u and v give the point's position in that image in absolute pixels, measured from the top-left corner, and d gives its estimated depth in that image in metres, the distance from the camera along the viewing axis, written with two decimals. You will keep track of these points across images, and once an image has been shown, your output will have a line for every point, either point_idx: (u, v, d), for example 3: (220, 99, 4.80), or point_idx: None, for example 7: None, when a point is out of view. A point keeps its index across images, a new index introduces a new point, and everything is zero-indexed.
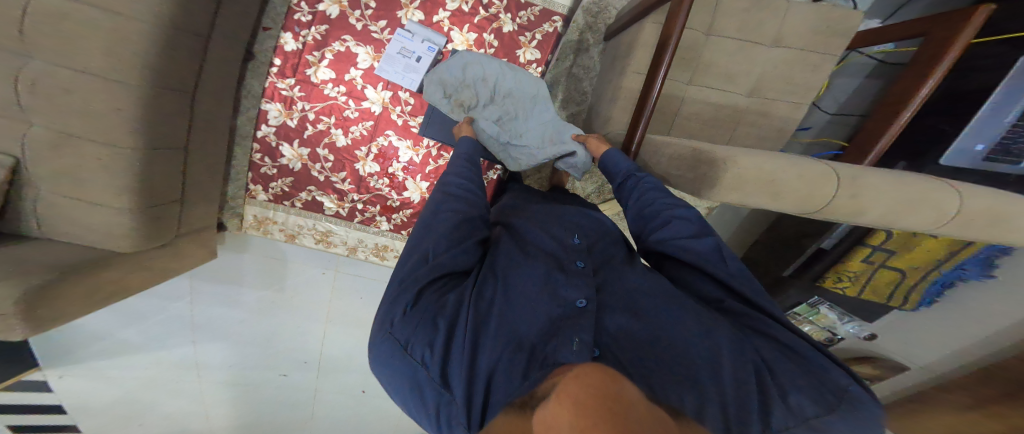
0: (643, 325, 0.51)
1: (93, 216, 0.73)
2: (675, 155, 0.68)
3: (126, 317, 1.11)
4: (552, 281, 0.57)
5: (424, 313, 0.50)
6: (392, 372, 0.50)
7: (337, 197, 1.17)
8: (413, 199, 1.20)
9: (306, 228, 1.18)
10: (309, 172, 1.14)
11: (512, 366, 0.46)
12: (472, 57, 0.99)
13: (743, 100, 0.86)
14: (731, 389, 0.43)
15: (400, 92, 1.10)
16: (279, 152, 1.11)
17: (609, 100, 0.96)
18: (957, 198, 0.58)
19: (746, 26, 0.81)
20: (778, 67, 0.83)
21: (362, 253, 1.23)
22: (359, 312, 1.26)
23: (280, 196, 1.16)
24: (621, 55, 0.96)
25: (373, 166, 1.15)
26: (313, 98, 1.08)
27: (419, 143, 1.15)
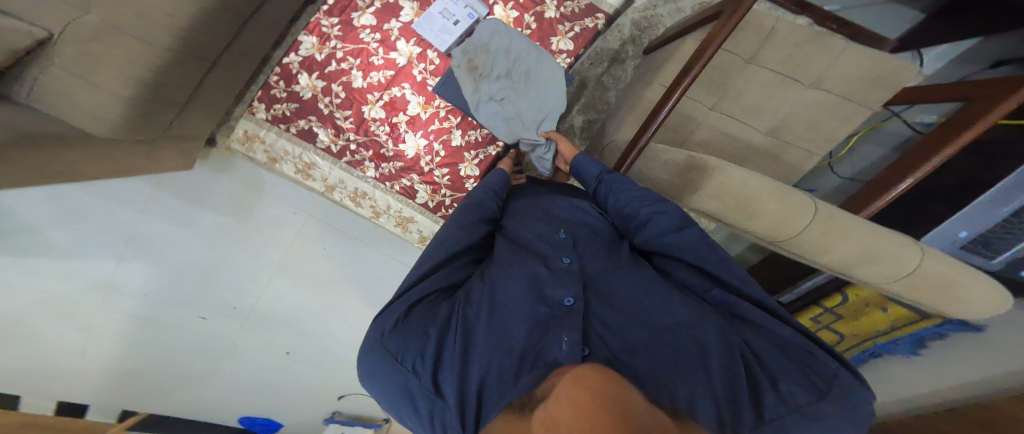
0: (632, 326, 0.56)
1: (85, 95, 0.83)
2: (671, 162, 0.71)
3: (72, 213, 1.14)
4: (539, 282, 0.63)
5: (415, 325, 0.58)
6: (386, 386, 0.57)
7: (333, 133, 0.99)
8: (409, 154, 0.98)
9: (290, 155, 1.02)
10: (316, 104, 0.98)
11: (502, 370, 0.51)
12: (498, 28, 0.87)
13: (760, 137, 0.86)
14: (722, 384, 0.47)
15: (429, 50, 0.93)
16: (296, 80, 0.98)
17: (625, 112, 0.94)
18: (918, 254, 0.57)
19: (791, 61, 0.83)
20: (807, 110, 0.84)
21: (338, 195, 1.04)
22: (314, 265, 1.39)
23: (280, 119, 1.00)
24: (654, 67, 0.94)
25: (380, 113, 0.97)
26: (347, 39, 0.95)
27: (431, 101, 0.95)
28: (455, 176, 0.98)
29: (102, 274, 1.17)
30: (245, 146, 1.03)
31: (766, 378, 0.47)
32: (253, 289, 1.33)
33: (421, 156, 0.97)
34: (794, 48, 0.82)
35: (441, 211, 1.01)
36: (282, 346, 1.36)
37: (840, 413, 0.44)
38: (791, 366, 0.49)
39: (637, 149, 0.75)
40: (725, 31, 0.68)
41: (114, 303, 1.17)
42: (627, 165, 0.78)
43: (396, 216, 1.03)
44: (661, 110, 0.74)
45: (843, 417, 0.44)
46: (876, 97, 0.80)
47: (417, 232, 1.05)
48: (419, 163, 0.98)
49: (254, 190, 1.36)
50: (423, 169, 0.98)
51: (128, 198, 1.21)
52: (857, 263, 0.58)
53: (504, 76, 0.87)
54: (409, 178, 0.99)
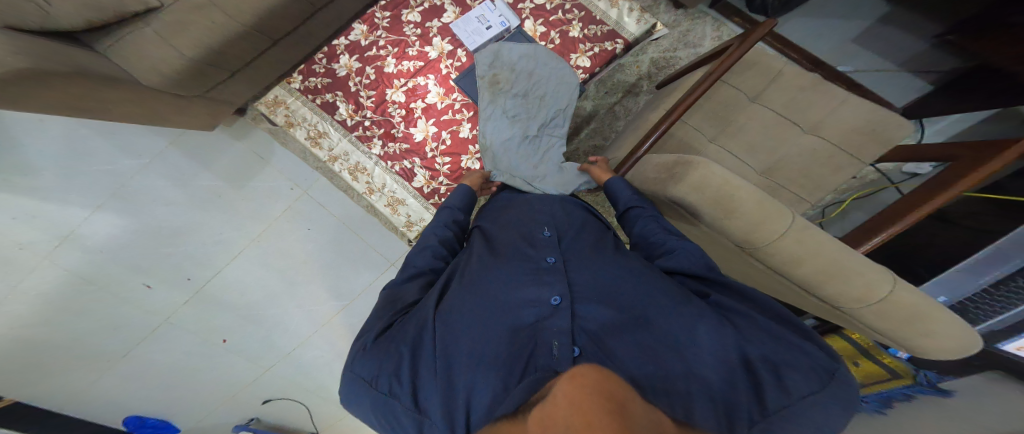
0: (623, 329, 0.56)
1: (157, 49, 1.03)
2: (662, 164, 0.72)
3: (73, 153, 1.17)
4: (521, 282, 0.63)
5: (388, 345, 0.57)
6: (367, 411, 0.56)
7: (352, 109, 1.05)
8: (416, 138, 1.02)
9: (307, 122, 1.08)
10: (348, 81, 1.05)
11: (487, 378, 0.51)
12: (526, 49, 0.93)
13: (753, 176, 0.88)
14: (719, 388, 0.49)
15: (459, 49, 1.01)
16: (336, 58, 1.06)
17: (629, 133, 0.97)
18: (890, 281, 0.54)
19: (794, 105, 0.86)
20: (803, 155, 0.85)
21: (339, 166, 1.08)
22: (291, 244, 1.40)
23: (310, 90, 1.07)
24: (660, 96, 0.98)
25: (400, 98, 1.03)
26: (392, 31, 1.04)
27: (449, 93, 1.01)
28: (455, 166, 1.01)
29: (70, 221, 1.15)
30: (270, 109, 1.09)
31: (766, 371, 0.50)
32: (225, 260, 1.33)
33: (427, 142, 1.02)
34: (797, 96, 0.86)
35: (434, 198, 1.03)
36: (221, 334, 1.34)
37: (837, 400, 0.47)
38: (796, 362, 0.50)
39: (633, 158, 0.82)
40: (721, 69, 0.77)
41: (65, 256, 1.12)
42: (624, 170, 0.84)
43: (387, 196, 1.06)
44: (662, 123, 0.80)
45: (841, 408, 0.47)
46: (875, 150, 0.81)
47: (405, 216, 1.07)
48: (424, 148, 1.02)
49: (260, 162, 1.42)
50: (427, 154, 1.02)
51: (134, 150, 1.27)
52: (828, 279, 0.56)
53: (520, 96, 0.92)
54: (411, 161, 1.03)
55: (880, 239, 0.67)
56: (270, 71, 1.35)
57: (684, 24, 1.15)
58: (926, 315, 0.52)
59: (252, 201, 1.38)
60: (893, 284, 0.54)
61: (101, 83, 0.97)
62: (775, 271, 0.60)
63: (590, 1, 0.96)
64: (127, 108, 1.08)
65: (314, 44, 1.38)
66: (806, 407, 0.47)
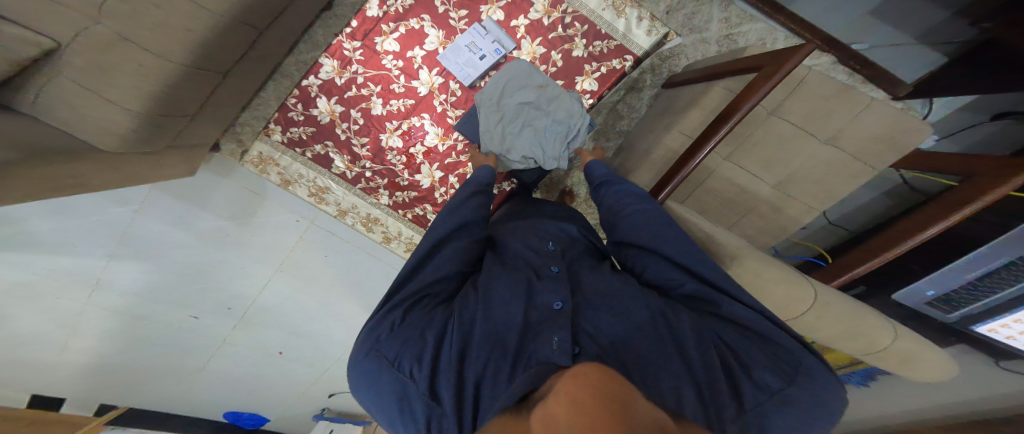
0: (621, 323, 0.57)
1: (90, 106, 0.82)
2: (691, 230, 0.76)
3: (60, 208, 1.09)
4: (531, 286, 0.64)
5: (409, 329, 0.57)
6: (379, 392, 0.55)
7: (349, 160, 0.98)
8: (424, 185, 0.99)
9: (303, 178, 0.99)
10: (334, 128, 0.96)
11: (499, 373, 0.51)
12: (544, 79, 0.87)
13: (766, 190, 0.90)
14: (703, 375, 0.50)
15: (452, 82, 0.92)
16: (313, 103, 0.94)
17: (642, 153, 0.94)
18: (891, 335, 0.68)
19: (811, 116, 0.84)
20: (817, 166, 0.86)
21: (350, 219, 1.03)
22: (316, 269, 1.40)
23: (295, 142, 0.97)
24: (674, 109, 0.93)
25: (397, 142, 0.97)
26: (370, 65, 0.92)
27: (449, 133, 0.96)
28: None
29: (90, 272, 1.15)
30: (258, 167, 0.98)
31: (742, 369, 0.51)
32: (252, 294, 1.35)
33: (435, 187, 1.00)
34: (815, 106, 0.83)
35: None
36: (276, 345, 1.42)
37: (804, 396, 0.49)
38: (766, 361, 0.52)
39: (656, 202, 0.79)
40: (755, 98, 0.71)
41: (103, 299, 1.17)
42: (664, 195, 0.80)
43: (407, 243, 1.05)
44: (686, 164, 0.77)
45: (812, 398, 0.49)
46: (887, 157, 0.82)
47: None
48: (433, 194, 1.00)
49: (255, 197, 1.31)
50: (437, 200, 1.00)
51: (122, 197, 1.16)
52: (841, 339, 0.69)
53: (532, 126, 0.87)
54: (423, 207, 1.02)
55: (873, 266, 0.76)
56: (235, 99, 1.16)
57: (688, 7, 1.06)
58: (916, 357, 0.68)
59: (257, 240, 1.33)
60: (892, 336, 0.68)
61: (64, 156, 0.84)
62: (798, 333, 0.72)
63: (593, 11, 0.86)
64: (105, 175, 0.95)
65: (274, 62, 1.18)
66: (778, 403, 0.48)
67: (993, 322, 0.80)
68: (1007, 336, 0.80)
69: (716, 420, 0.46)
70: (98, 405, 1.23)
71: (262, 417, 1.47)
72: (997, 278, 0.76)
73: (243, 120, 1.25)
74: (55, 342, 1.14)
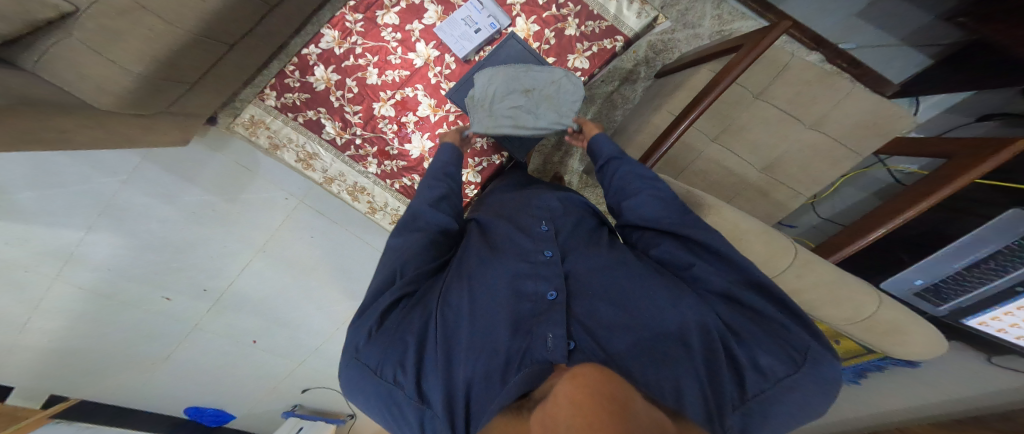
0: (620, 313, 0.56)
1: (92, 65, 0.83)
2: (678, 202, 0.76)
3: (44, 176, 1.08)
4: (519, 276, 0.62)
5: (392, 335, 0.58)
6: (368, 399, 0.57)
7: (340, 127, 1.00)
8: (413, 154, 1.00)
9: (293, 143, 1.02)
10: (328, 95, 0.98)
11: (489, 374, 0.51)
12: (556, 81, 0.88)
13: (753, 174, 0.90)
14: (706, 364, 0.50)
15: (448, 55, 0.95)
16: (310, 71, 0.97)
17: (631, 134, 0.95)
18: (875, 301, 0.66)
19: (796, 101, 0.85)
20: (804, 151, 0.87)
21: (337, 188, 1.05)
22: (301, 251, 1.39)
23: (289, 107, 1.00)
24: (663, 93, 0.95)
25: (389, 111, 0.98)
26: (369, 36, 0.95)
27: (441, 104, 0.97)
28: None
29: (67, 243, 1.13)
30: (249, 131, 1.01)
31: (746, 356, 0.51)
32: (234, 271, 1.33)
33: (425, 157, 1.00)
34: (801, 91, 0.84)
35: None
36: (250, 334, 1.39)
37: (809, 381, 0.50)
38: (769, 346, 0.52)
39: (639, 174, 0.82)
40: (738, 70, 0.73)
41: (76, 274, 1.14)
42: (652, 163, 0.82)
43: (392, 215, 1.05)
44: (668, 137, 0.79)
45: (813, 383, 0.50)
46: (873, 143, 0.83)
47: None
48: (422, 164, 1.01)
49: (246, 172, 1.32)
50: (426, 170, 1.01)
51: (108, 167, 1.16)
52: (824, 305, 0.67)
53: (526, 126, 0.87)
54: (410, 178, 1.02)
55: (863, 243, 0.73)
56: (235, 75, 1.18)
57: (683, 2, 1.10)
58: (902, 328, 0.66)
59: (244, 217, 1.32)
60: (877, 304, 0.66)
61: (50, 109, 0.82)
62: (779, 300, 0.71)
63: None
64: (89, 132, 0.94)
65: (277, 40, 1.19)
66: (783, 390, 0.49)
67: (983, 315, 0.79)
68: (996, 329, 0.79)
69: (719, 408, 0.48)
70: (49, 396, 1.14)
71: (226, 415, 1.42)
72: (985, 269, 0.75)
73: (242, 96, 1.29)
74: (14, 324, 1.08)
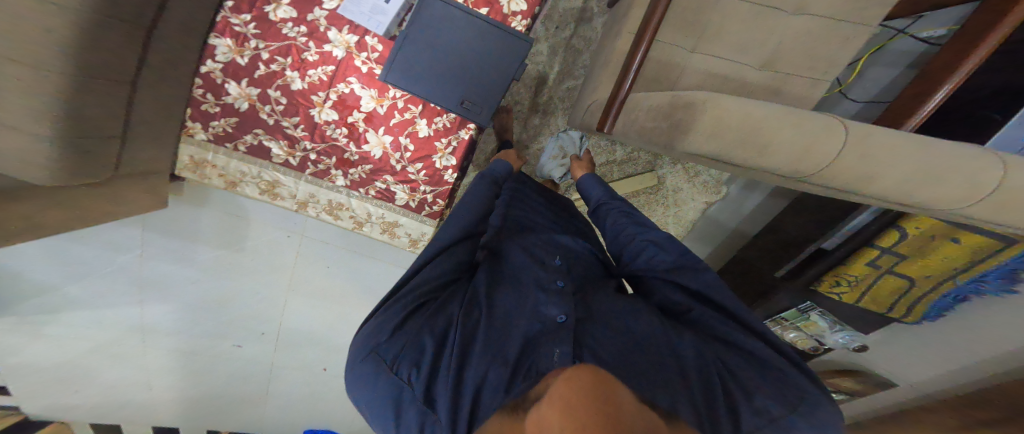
0: (619, 337, 0.50)
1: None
2: (681, 103, 0.62)
3: (70, 265, 1.01)
4: (532, 299, 0.55)
5: (412, 332, 0.51)
6: (372, 395, 0.50)
7: (287, 144, 0.88)
8: (375, 154, 0.89)
9: (249, 175, 0.93)
10: (256, 113, 0.86)
11: (499, 380, 0.45)
12: (499, 40, 0.80)
13: (753, 73, 0.76)
14: (695, 378, 0.46)
15: (367, 37, 0.82)
16: (223, 91, 0.84)
17: (601, 70, 0.85)
18: (1000, 168, 0.53)
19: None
20: (801, 35, 0.73)
21: (313, 210, 0.97)
22: (323, 281, 1.19)
23: (224, 136, 0.89)
24: (619, 17, 0.84)
25: (330, 114, 0.86)
26: (269, 37, 0.81)
27: (384, 93, 0.85)
28: (430, 170, 0.90)
29: (133, 315, 1.11)
30: (199, 172, 0.92)
31: (741, 391, 0.46)
32: (275, 318, 1.20)
33: (388, 154, 0.89)
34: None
35: (426, 209, 0.95)
36: (319, 363, 1.27)
37: (801, 425, 0.44)
38: (768, 388, 0.46)
39: (618, 101, 0.73)
40: None
41: (155, 339, 1.14)
42: (608, 126, 0.75)
43: (380, 223, 0.97)
44: (639, 49, 0.70)
45: (810, 426, 0.44)
46: (877, 8, 0.69)
47: (405, 236, 0.99)
48: (389, 162, 0.90)
49: (239, 220, 1.10)
50: (395, 167, 0.90)
51: (124, 243, 1.04)
52: (903, 189, 0.56)
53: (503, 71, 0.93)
54: (383, 180, 0.92)
55: (925, 114, 0.65)
56: None
57: None
58: None
59: (256, 266, 1.14)
60: (1002, 170, 0.53)
61: None
62: (842, 191, 0.61)
63: None
64: (52, 216, 0.73)
65: None
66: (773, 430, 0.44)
67: None
68: None
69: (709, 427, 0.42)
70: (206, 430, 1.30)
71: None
72: None
73: None
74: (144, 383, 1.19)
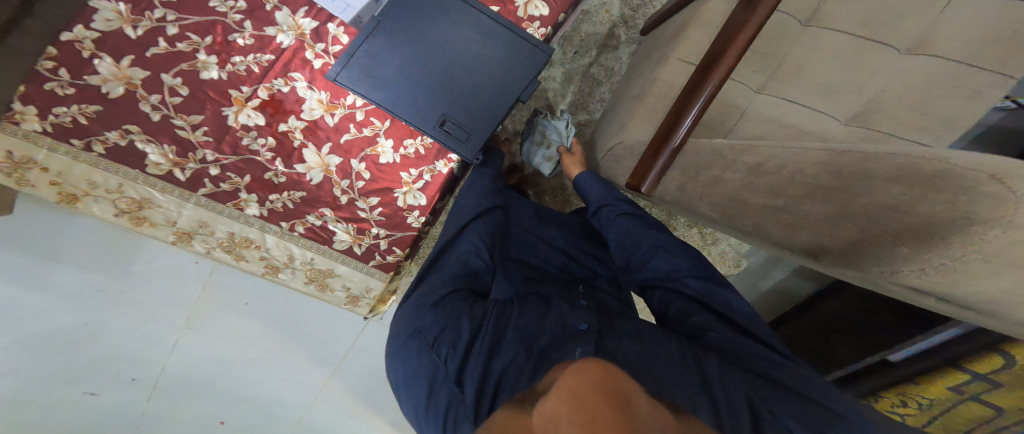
0: (648, 352, 0.36)
1: None
2: (908, 176, 0.35)
3: None
4: (555, 308, 0.42)
5: (454, 306, 0.42)
6: (408, 370, 0.41)
7: (175, 151, 0.59)
8: (312, 177, 0.63)
9: (101, 188, 0.58)
10: (134, 102, 0.57)
11: (524, 370, 0.34)
12: (505, 48, 0.61)
13: (838, 129, 0.58)
14: (723, 408, 0.31)
15: (329, 24, 0.61)
16: (88, 70, 0.54)
17: (631, 102, 0.65)
18: None
19: (874, 14, 0.57)
20: (902, 87, 0.55)
21: (202, 244, 0.66)
22: (239, 324, 0.81)
23: (68, 131, 0.55)
24: (663, 43, 0.68)
25: (256, 118, 0.61)
26: (186, 5, 0.57)
27: (339, 98, 0.62)
28: (389, 208, 0.66)
29: None
30: (15, 178, 0.55)
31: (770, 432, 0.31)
32: (160, 358, 0.74)
33: (331, 179, 0.64)
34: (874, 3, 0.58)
35: (375, 259, 0.69)
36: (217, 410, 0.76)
37: None
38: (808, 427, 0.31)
39: (671, 148, 0.49)
40: None
41: None
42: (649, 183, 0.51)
43: (306, 270, 0.69)
44: (710, 78, 0.47)
45: None
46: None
47: (343, 290, 0.71)
48: (330, 191, 0.64)
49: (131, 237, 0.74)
50: (337, 199, 0.65)
51: None
52: None
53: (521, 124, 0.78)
54: (318, 214, 0.65)
55: None
56: None
57: None
58: None
59: (149, 297, 0.74)
60: None
61: None
62: None
63: None
64: None
65: None
66: None
67: None
68: None
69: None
70: None
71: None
72: None
73: None
74: None
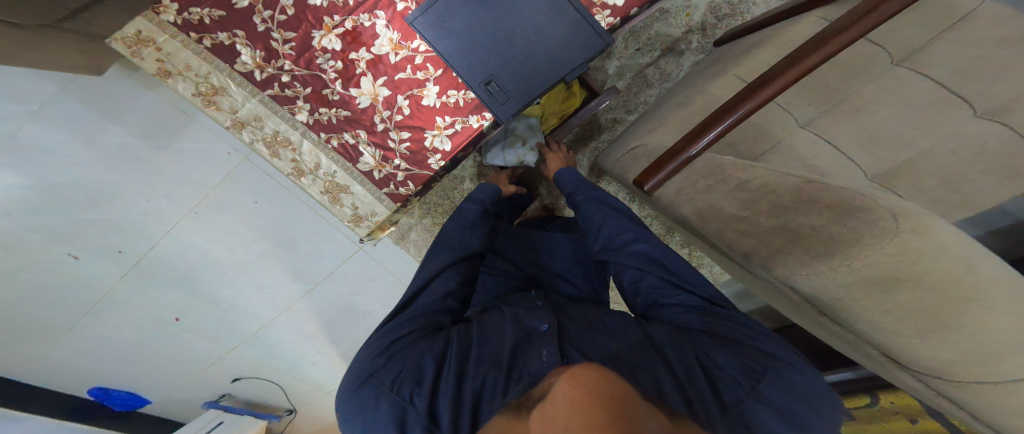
0: (601, 338, 0.46)
1: None
2: (845, 209, 0.43)
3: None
4: (516, 317, 0.52)
5: (412, 351, 0.47)
6: (371, 423, 0.43)
7: (262, 57, 0.67)
8: (361, 103, 0.71)
9: (192, 72, 0.67)
10: (251, 13, 0.65)
11: (496, 380, 0.42)
12: (568, 28, 0.64)
13: (858, 181, 0.58)
14: (673, 358, 0.40)
15: None
16: None
17: (671, 108, 0.68)
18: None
19: (970, 71, 0.54)
20: (954, 153, 0.54)
21: (248, 136, 0.72)
22: (243, 219, 0.92)
23: (194, 25, 0.65)
24: (727, 58, 0.69)
25: (335, 43, 0.68)
26: None
27: (409, 40, 0.68)
28: (416, 145, 0.73)
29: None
30: (131, 50, 0.64)
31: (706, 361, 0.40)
32: (155, 233, 0.86)
33: (376, 108, 0.71)
34: (981, 56, 0.53)
35: (388, 187, 0.76)
36: (171, 309, 0.94)
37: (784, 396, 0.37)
38: (737, 358, 0.40)
39: (684, 157, 0.48)
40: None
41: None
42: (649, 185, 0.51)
43: (324, 181, 0.75)
44: (751, 97, 0.44)
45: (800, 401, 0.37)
46: None
47: (350, 208, 0.77)
48: (372, 117, 0.72)
49: (182, 116, 0.84)
50: (375, 125, 0.72)
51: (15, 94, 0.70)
52: None
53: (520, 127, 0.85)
54: (354, 134, 0.73)
55: None
56: None
57: None
58: None
59: (170, 172, 0.84)
60: None
61: None
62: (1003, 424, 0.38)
63: None
64: None
65: None
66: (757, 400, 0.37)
67: None
68: None
69: (702, 416, 0.35)
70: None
71: (141, 399, 1.01)
72: None
73: None
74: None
